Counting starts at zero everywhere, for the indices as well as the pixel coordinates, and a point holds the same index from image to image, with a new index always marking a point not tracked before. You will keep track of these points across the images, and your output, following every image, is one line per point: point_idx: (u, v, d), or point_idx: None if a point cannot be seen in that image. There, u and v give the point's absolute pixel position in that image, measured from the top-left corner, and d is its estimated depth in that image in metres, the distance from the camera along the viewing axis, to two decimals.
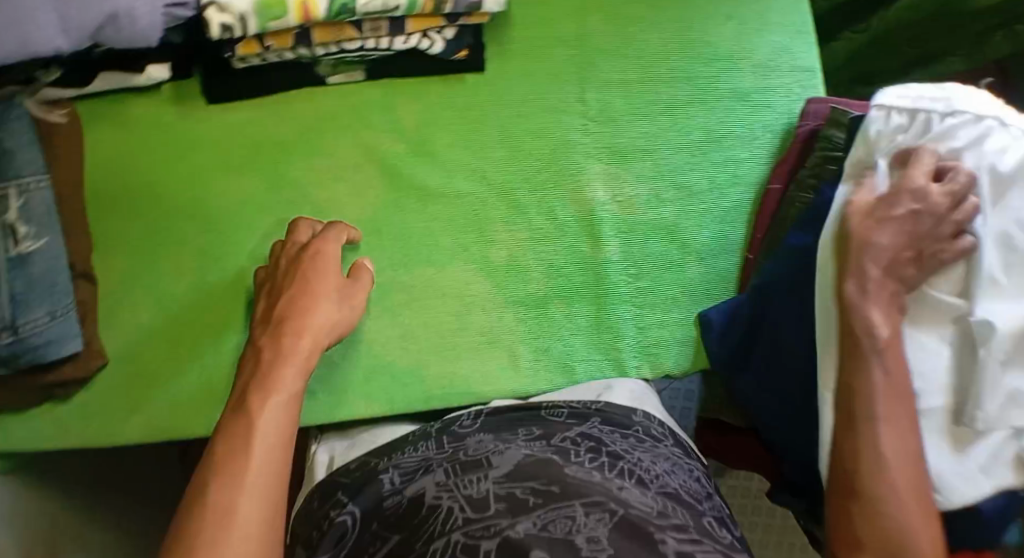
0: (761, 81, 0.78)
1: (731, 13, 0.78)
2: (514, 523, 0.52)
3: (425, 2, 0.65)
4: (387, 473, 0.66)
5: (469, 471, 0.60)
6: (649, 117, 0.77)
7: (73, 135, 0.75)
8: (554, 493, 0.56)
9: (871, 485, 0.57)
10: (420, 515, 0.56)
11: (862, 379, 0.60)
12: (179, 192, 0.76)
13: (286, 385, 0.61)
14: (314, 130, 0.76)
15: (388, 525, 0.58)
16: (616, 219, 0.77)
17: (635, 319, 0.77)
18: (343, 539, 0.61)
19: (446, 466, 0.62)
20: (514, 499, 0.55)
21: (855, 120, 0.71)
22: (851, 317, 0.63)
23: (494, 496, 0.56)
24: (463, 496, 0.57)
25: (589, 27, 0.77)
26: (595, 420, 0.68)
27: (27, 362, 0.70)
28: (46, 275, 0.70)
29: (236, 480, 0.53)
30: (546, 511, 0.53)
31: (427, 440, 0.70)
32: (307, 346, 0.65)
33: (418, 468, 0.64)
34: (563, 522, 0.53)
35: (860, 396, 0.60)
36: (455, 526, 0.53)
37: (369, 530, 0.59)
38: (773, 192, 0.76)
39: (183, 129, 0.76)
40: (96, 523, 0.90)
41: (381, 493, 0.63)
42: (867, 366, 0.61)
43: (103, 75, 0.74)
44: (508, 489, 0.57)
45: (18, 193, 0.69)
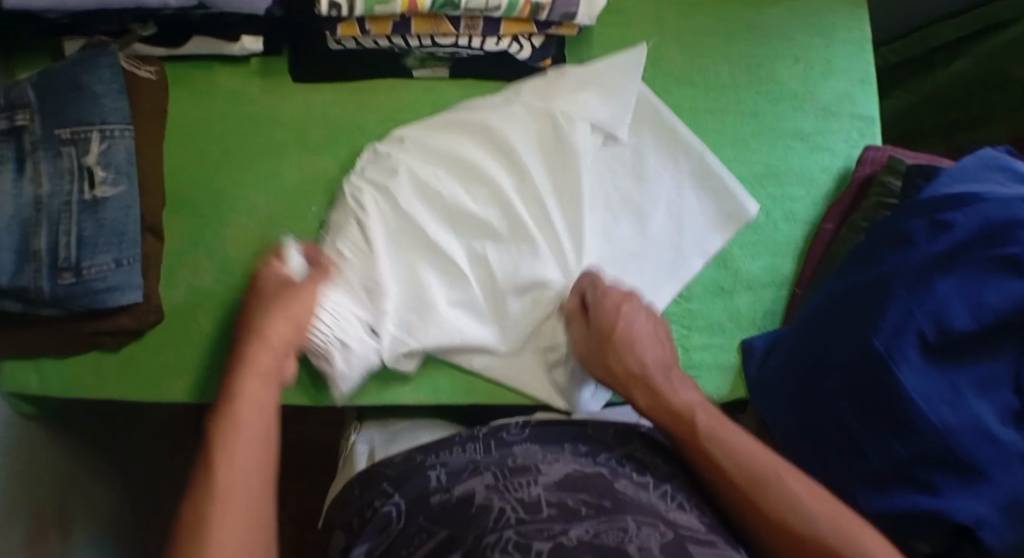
0: (824, 123, 0.84)
1: (798, 56, 0.84)
2: (566, 530, 0.56)
3: (523, 7, 0.69)
4: (434, 470, 0.72)
5: (517, 474, 0.65)
6: (717, 146, 0.82)
7: (159, 91, 0.78)
8: (603, 504, 0.60)
9: (794, 521, 0.59)
10: (472, 511, 0.62)
11: (733, 444, 0.64)
12: (256, 163, 0.79)
13: (249, 397, 0.60)
14: (394, 120, 0.80)
15: (434, 520, 0.64)
16: None
17: (681, 338, 0.80)
18: (386, 528, 0.67)
19: (494, 469, 0.67)
20: (566, 509, 0.59)
21: (911, 168, 0.78)
22: (673, 404, 0.68)
23: (546, 502, 0.60)
24: (514, 498, 0.61)
25: (663, 54, 0.83)
26: (642, 441, 0.73)
27: (84, 305, 0.71)
28: (117, 223, 0.72)
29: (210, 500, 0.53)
30: (597, 522, 0.56)
31: (474, 442, 0.76)
32: (267, 362, 0.64)
33: (464, 469, 0.70)
34: (614, 532, 0.55)
35: (740, 460, 0.63)
36: (509, 525, 0.57)
37: (415, 523, 0.65)
38: (825, 231, 0.82)
39: (267, 103, 0.80)
40: (92, 478, 0.90)
41: (426, 488, 0.69)
42: (732, 437, 0.64)
43: (196, 40, 0.76)
44: (559, 498, 0.61)
45: (101, 138, 0.72)
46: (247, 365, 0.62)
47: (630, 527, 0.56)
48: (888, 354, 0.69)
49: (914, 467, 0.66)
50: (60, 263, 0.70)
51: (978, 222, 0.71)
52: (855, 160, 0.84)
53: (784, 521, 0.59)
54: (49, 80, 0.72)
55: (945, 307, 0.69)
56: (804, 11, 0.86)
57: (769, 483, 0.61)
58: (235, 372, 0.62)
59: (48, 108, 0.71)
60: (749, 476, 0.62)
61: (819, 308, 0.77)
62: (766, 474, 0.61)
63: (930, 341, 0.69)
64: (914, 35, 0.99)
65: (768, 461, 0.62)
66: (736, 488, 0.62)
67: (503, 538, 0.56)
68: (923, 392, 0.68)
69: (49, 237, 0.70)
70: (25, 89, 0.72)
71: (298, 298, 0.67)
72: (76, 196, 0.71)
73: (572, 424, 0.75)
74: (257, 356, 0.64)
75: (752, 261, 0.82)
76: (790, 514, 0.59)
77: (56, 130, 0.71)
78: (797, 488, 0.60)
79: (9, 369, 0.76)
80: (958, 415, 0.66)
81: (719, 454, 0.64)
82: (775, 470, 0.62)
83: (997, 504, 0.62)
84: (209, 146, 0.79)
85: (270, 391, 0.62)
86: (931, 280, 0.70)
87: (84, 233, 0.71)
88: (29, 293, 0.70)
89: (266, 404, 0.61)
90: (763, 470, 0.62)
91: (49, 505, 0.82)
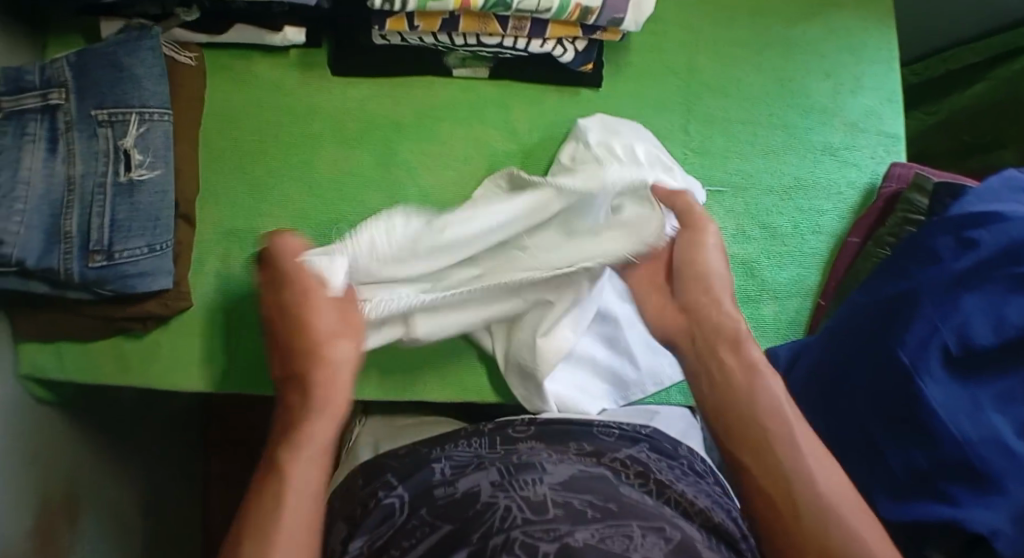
0: (851, 139, 0.86)
1: (829, 72, 0.87)
2: (573, 531, 0.54)
3: (573, 11, 0.70)
4: (440, 463, 0.72)
5: (523, 472, 0.65)
6: (748, 157, 0.84)
7: (197, 77, 0.77)
8: (609, 508, 0.59)
9: (808, 516, 0.53)
10: (475, 509, 0.60)
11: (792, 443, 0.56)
12: (293, 153, 0.79)
13: (323, 406, 0.60)
14: (431, 117, 0.80)
15: (438, 515, 0.62)
16: None
17: None
18: (389, 518, 0.66)
19: (500, 466, 0.67)
20: (571, 509, 0.58)
21: (938, 186, 0.80)
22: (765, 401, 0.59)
23: (552, 502, 0.59)
24: (521, 496, 0.60)
25: (698, 64, 0.85)
26: (645, 445, 0.74)
27: (114, 289, 0.70)
28: (151, 208, 0.71)
29: (273, 500, 0.54)
30: (603, 526, 0.55)
31: (480, 437, 0.75)
32: (344, 369, 0.62)
33: (469, 464, 0.70)
34: (620, 539, 0.54)
35: (800, 477, 0.54)
36: (516, 526, 0.56)
37: (417, 515, 0.64)
38: (850, 244, 0.84)
39: (305, 94, 0.80)
40: (99, 468, 0.88)
41: (431, 481, 0.69)
42: (790, 427, 0.57)
43: (238, 27, 0.76)
44: (565, 498, 0.60)
45: (139, 121, 0.71)
46: (306, 384, 0.60)
47: (636, 534, 0.55)
48: (912, 365, 0.70)
49: (933, 476, 0.67)
50: (91, 246, 0.68)
51: (1003, 242, 0.73)
52: (880, 177, 0.87)
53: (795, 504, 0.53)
54: (87, 60, 0.71)
55: (968, 321, 0.71)
56: (836, 28, 0.88)
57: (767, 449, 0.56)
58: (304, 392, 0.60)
59: (85, 88, 0.70)
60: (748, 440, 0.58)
61: (846, 317, 0.78)
62: (776, 446, 0.56)
63: (953, 355, 0.71)
64: (936, 59, 1.05)
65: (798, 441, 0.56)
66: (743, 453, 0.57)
67: (510, 539, 0.54)
68: (947, 404, 0.68)
69: (81, 219, 0.69)
70: (62, 68, 0.70)
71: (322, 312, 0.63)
72: (111, 179, 0.70)
73: (577, 424, 0.77)
74: (315, 372, 0.60)
75: (778, 272, 0.84)
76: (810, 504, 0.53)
77: (92, 111, 0.70)
78: (825, 480, 0.54)
79: (30, 350, 0.75)
80: (976, 428, 0.66)
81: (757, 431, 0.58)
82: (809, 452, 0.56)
83: (1009, 516, 0.61)
84: (245, 135, 0.79)
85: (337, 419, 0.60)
86: (956, 296, 0.72)
87: (117, 217, 0.69)
88: (58, 275, 0.69)
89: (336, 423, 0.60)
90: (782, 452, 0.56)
91: (58, 492, 0.80)
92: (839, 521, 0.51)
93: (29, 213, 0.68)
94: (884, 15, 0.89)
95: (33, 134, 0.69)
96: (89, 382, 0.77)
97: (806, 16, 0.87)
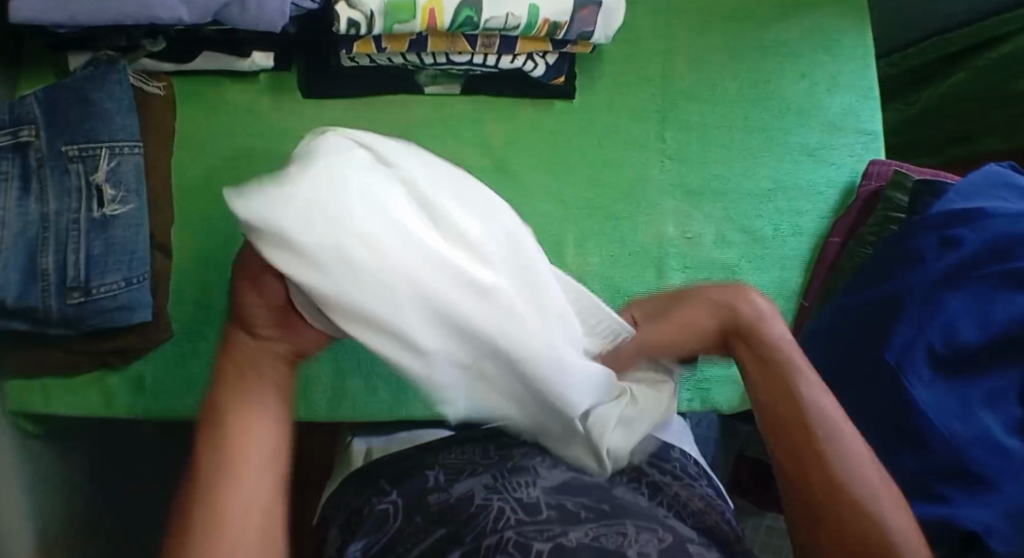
0: (829, 138, 0.86)
1: (805, 71, 0.86)
2: (565, 531, 0.58)
3: (541, 26, 0.69)
4: (433, 471, 0.71)
5: (516, 475, 0.66)
6: (725, 162, 0.84)
7: (167, 106, 0.77)
8: (602, 509, 0.62)
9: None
10: (471, 511, 0.63)
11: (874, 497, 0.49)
12: (267, 179, 0.79)
13: (247, 430, 0.44)
14: (405, 136, 0.80)
15: (434, 519, 0.64)
16: (682, 254, 0.81)
17: None
18: (384, 525, 0.66)
19: (494, 471, 0.68)
20: (565, 511, 0.61)
21: (916, 184, 0.80)
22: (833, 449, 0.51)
23: (545, 504, 0.62)
24: (514, 499, 0.63)
25: (672, 69, 0.85)
26: None
27: (94, 325, 0.70)
28: (126, 242, 0.70)
29: (210, 536, 0.41)
30: (595, 526, 0.58)
31: (471, 442, 0.75)
32: (258, 369, 0.45)
33: (463, 469, 0.70)
34: (613, 536, 0.57)
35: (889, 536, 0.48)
36: (509, 526, 0.59)
37: (413, 521, 0.65)
38: (832, 244, 0.84)
39: (276, 119, 0.79)
40: (91, 495, 0.88)
41: (425, 486, 0.69)
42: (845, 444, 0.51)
43: (205, 55, 0.76)
44: (559, 501, 0.62)
45: (110, 156, 0.71)
46: (238, 373, 0.44)
47: (629, 531, 0.58)
48: (898, 367, 0.70)
49: (927, 477, 0.64)
50: (68, 283, 0.68)
51: (987, 238, 0.73)
52: (860, 175, 0.86)
53: (855, 510, 0.48)
54: (55, 94, 0.71)
55: (953, 322, 0.71)
56: (810, 26, 0.87)
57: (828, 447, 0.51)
58: (226, 379, 0.44)
59: (55, 123, 0.70)
60: (813, 434, 0.51)
61: (834, 321, 0.78)
62: (839, 453, 0.50)
63: (939, 354, 0.70)
64: (913, 48, 1.02)
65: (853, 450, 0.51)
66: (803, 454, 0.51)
67: (503, 540, 0.58)
68: (936, 407, 0.67)
69: (57, 256, 0.68)
70: (30, 105, 0.70)
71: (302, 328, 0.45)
72: (85, 215, 0.70)
73: None
74: (243, 366, 0.45)
75: (761, 276, 0.83)
76: (869, 514, 0.48)
77: (62, 147, 0.70)
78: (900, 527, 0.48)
79: (15, 389, 0.76)
80: (967, 426, 0.65)
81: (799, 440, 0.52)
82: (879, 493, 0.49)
83: (1004, 512, 0.59)
84: (218, 162, 0.78)
85: (279, 409, 0.45)
86: (941, 296, 0.72)
87: (92, 254, 0.69)
88: (37, 313, 0.68)
89: (273, 447, 0.44)
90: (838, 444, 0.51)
91: (54, 524, 0.81)
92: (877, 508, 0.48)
93: (6, 254, 0.67)
94: (860, 11, 0.88)
95: (5, 172, 0.68)
96: (76, 416, 0.77)
97: (780, 16, 0.87)
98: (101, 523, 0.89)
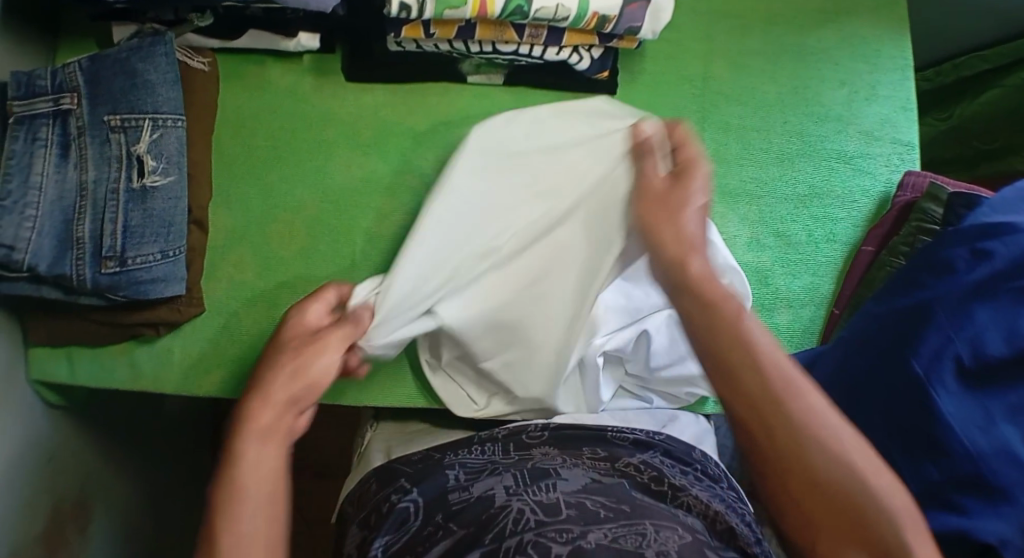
0: (866, 147, 0.86)
1: (844, 80, 0.87)
2: (585, 533, 0.54)
3: (591, 19, 0.71)
4: (454, 469, 0.70)
5: (538, 480, 0.65)
6: (761, 165, 0.84)
7: (211, 82, 0.77)
8: (622, 509, 0.59)
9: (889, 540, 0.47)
10: (489, 513, 0.60)
11: (830, 464, 0.50)
12: (306, 158, 0.79)
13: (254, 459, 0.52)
14: (445, 123, 0.81)
15: (452, 518, 0.62)
16: (749, 232, 0.83)
17: None
18: (405, 524, 0.65)
19: (515, 473, 0.67)
20: (585, 510, 0.58)
21: (952, 198, 0.80)
22: (738, 333, 0.54)
23: (565, 504, 0.59)
24: (534, 500, 0.60)
25: (713, 71, 0.85)
26: (658, 450, 0.73)
27: (127, 295, 0.70)
28: (165, 214, 0.70)
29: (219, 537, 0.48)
30: (615, 526, 0.55)
31: (492, 442, 0.75)
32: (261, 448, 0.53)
33: (483, 469, 0.70)
34: (633, 536, 0.54)
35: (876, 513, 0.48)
36: (529, 528, 0.56)
37: (433, 519, 0.64)
38: (865, 254, 0.84)
39: (319, 101, 0.80)
40: (108, 462, 0.88)
41: (445, 486, 0.68)
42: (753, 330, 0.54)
43: (252, 33, 0.77)
44: (578, 499, 0.60)
45: (152, 127, 0.71)
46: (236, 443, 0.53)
47: (650, 531, 0.55)
48: (926, 377, 0.68)
49: (944, 489, 0.64)
50: (104, 252, 0.68)
51: (1018, 253, 0.72)
52: (895, 186, 0.87)
53: (812, 483, 0.50)
54: (99, 66, 0.71)
55: (981, 334, 0.69)
56: (850, 35, 0.88)
57: (780, 403, 0.51)
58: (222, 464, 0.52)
59: (97, 93, 0.70)
60: (764, 399, 0.52)
61: (861, 329, 0.76)
62: (792, 408, 0.51)
63: (967, 367, 0.69)
64: (947, 65, 1.03)
65: (829, 420, 0.51)
66: (741, 422, 0.53)
67: (523, 541, 0.54)
68: (959, 417, 0.66)
69: (94, 224, 0.68)
70: (73, 73, 0.70)
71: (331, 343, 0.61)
72: (124, 185, 0.69)
73: (590, 430, 0.76)
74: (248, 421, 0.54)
75: (793, 280, 0.84)
76: (835, 492, 0.49)
77: (105, 116, 0.70)
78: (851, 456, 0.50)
79: (37, 356, 0.75)
80: (987, 439, 0.64)
81: (775, 407, 0.51)
82: (825, 426, 0.51)
83: (1019, 526, 0.59)
84: (258, 140, 0.79)
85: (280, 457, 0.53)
86: (970, 309, 0.70)
87: (129, 223, 0.69)
88: (70, 281, 0.68)
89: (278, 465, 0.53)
90: (811, 434, 0.50)
91: (69, 498, 0.80)
92: (823, 433, 0.50)
93: (41, 219, 0.67)
94: (900, 22, 0.89)
95: (45, 139, 0.68)
96: (98, 386, 0.77)
97: (822, 24, 0.88)
98: (114, 494, 0.89)
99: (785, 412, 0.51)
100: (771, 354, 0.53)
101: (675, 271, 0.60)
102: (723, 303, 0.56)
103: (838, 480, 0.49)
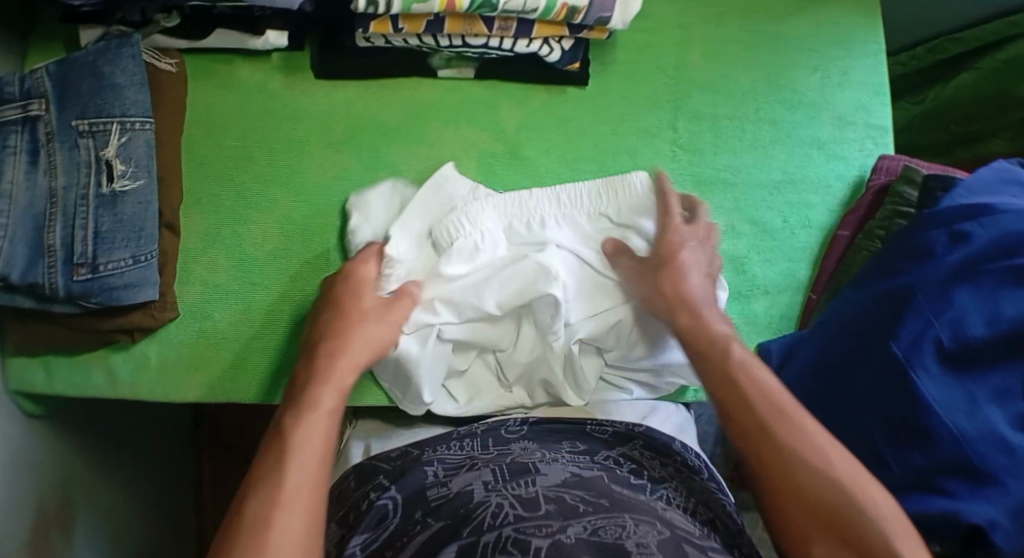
0: (840, 132, 0.86)
1: (817, 65, 0.87)
2: (564, 527, 0.54)
3: (560, 10, 0.71)
4: (432, 465, 0.70)
5: (517, 476, 0.64)
6: (736, 152, 0.84)
7: (179, 84, 0.76)
8: (601, 503, 0.59)
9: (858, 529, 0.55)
10: (468, 509, 0.60)
11: (812, 482, 0.58)
12: (277, 158, 0.78)
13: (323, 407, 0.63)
14: (417, 118, 0.80)
15: (430, 513, 0.62)
16: (724, 220, 0.83)
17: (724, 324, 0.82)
18: (384, 522, 0.65)
19: (494, 467, 0.67)
20: (564, 505, 0.58)
21: (928, 178, 0.79)
22: (741, 372, 0.65)
23: (544, 498, 0.59)
24: (512, 495, 0.60)
25: (686, 60, 0.85)
26: (637, 442, 0.73)
27: (100, 302, 0.69)
28: (135, 218, 0.69)
29: (271, 495, 0.55)
30: (594, 518, 0.55)
31: (471, 438, 0.74)
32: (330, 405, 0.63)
33: (462, 465, 0.69)
34: (612, 529, 0.54)
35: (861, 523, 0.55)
36: (508, 522, 0.56)
37: (412, 517, 0.63)
38: (841, 238, 0.84)
39: (289, 99, 0.79)
40: (90, 468, 0.88)
41: (424, 482, 0.68)
42: (763, 372, 0.65)
43: (218, 32, 0.76)
44: (557, 493, 0.60)
45: (120, 131, 0.70)
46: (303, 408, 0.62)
47: (628, 524, 0.55)
48: (906, 360, 0.68)
49: (930, 475, 0.64)
50: (75, 259, 0.67)
51: (996, 234, 0.72)
52: (869, 170, 0.87)
53: (807, 495, 0.57)
54: (66, 69, 0.70)
55: (960, 318, 0.69)
56: (823, 20, 0.88)
57: (770, 431, 0.61)
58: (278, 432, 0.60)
59: (64, 98, 0.69)
60: (780, 418, 0.61)
61: (836, 313, 0.77)
62: (786, 433, 0.60)
63: (948, 349, 0.69)
64: (921, 49, 1.03)
65: (812, 440, 0.59)
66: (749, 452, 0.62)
67: (502, 537, 0.54)
68: (942, 401, 0.66)
69: (65, 231, 0.67)
70: (41, 78, 0.69)
71: (366, 293, 0.71)
72: (94, 191, 0.69)
73: (569, 423, 0.76)
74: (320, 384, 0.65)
75: (769, 267, 0.84)
76: (821, 500, 0.57)
77: (73, 121, 0.69)
78: (827, 462, 0.58)
79: (13, 366, 0.74)
80: (973, 423, 0.64)
81: (768, 440, 0.60)
82: (799, 452, 0.59)
83: (1005, 509, 0.60)
84: (228, 141, 0.78)
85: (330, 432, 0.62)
86: (951, 293, 0.70)
87: (100, 230, 0.68)
88: (42, 289, 0.67)
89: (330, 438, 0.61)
90: (788, 454, 0.59)
91: (51, 507, 0.80)
92: (809, 449, 0.59)
93: (13, 227, 0.66)
94: (873, 6, 0.89)
95: (14, 146, 0.67)
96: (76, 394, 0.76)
97: (794, 10, 0.88)
98: (98, 501, 0.88)
99: (771, 435, 0.61)
100: (764, 382, 0.64)
101: (700, 339, 0.70)
102: (730, 353, 0.67)
103: (827, 496, 0.57)
